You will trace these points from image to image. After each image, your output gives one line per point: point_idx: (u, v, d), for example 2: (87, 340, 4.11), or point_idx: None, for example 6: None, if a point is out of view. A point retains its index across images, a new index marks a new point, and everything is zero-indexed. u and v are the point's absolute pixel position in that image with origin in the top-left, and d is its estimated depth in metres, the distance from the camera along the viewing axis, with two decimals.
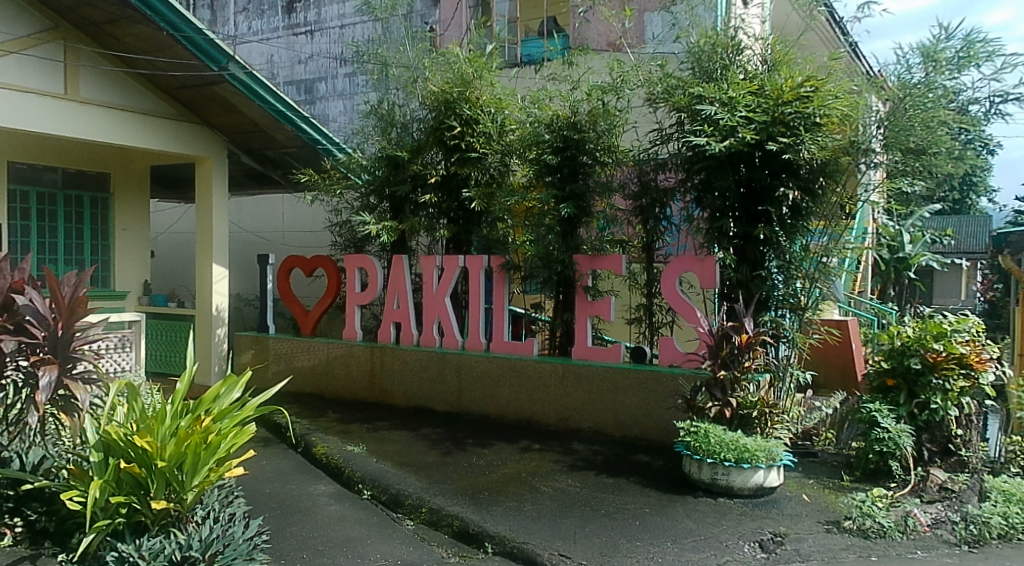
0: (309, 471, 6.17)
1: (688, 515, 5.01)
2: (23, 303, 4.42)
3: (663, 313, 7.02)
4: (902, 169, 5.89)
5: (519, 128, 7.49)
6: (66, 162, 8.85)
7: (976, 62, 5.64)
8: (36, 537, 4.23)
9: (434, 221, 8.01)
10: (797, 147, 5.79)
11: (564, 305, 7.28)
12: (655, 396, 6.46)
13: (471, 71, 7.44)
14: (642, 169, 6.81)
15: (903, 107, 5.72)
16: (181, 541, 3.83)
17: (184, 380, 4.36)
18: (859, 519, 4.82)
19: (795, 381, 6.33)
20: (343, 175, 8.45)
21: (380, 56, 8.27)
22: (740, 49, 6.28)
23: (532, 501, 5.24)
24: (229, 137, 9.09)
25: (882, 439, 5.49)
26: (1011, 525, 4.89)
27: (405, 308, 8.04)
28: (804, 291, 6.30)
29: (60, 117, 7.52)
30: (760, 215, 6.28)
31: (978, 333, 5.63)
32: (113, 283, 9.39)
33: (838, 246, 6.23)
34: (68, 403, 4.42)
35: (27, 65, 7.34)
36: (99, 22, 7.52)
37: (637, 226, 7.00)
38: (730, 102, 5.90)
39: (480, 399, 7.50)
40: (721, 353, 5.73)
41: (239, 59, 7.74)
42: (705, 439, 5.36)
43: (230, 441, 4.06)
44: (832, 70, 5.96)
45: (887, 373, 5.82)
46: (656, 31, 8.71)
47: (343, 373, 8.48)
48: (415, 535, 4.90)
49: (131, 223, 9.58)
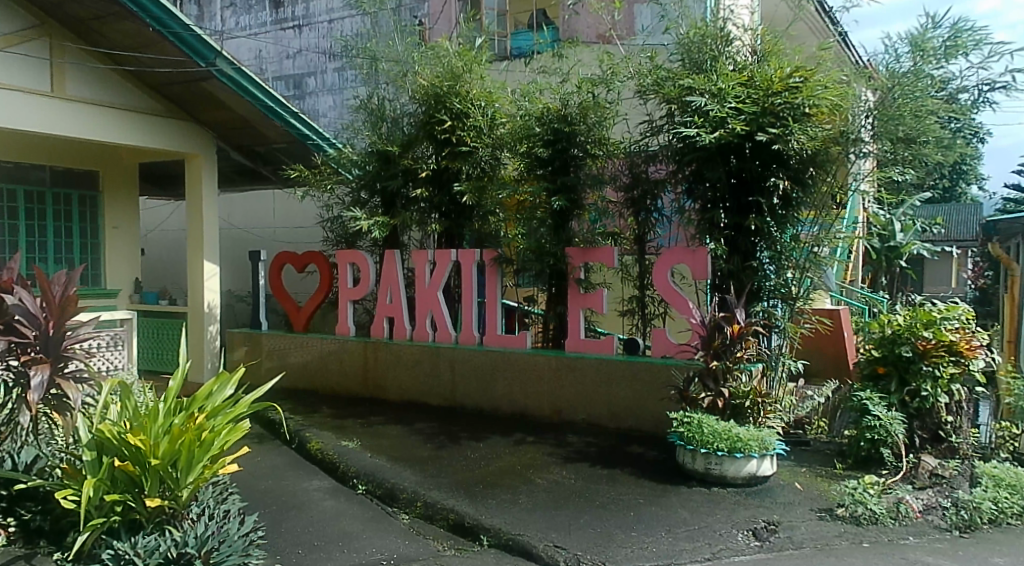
0: (303, 467, 6.16)
1: (682, 505, 5.03)
2: (12, 302, 4.38)
3: (655, 305, 7.06)
4: (892, 158, 5.92)
5: (508, 121, 7.46)
6: (54, 160, 8.79)
7: (964, 51, 5.73)
8: (31, 536, 4.22)
9: (425, 216, 7.98)
10: (786, 138, 5.79)
11: (557, 297, 7.31)
12: (650, 387, 6.48)
13: (460, 65, 7.39)
14: (633, 160, 6.81)
15: (892, 97, 5.77)
16: (176, 538, 3.83)
17: (177, 376, 4.32)
18: (851, 507, 4.87)
19: (787, 370, 6.40)
20: (334, 170, 8.38)
21: (369, 51, 8.28)
22: (729, 40, 6.24)
23: (527, 494, 5.26)
24: (218, 133, 9.05)
25: (873, 427, 5.52)
26: (1001, 509, 4.93)
27: (398, 303, 8.03)
28: (794, 281, 6.36)
29: (47, 116, 7.46)
30: (750, 206, 6.30)
31: (968, 321, 5.69)
32: (103, 282, 9.33)
33: (829, 237, 6.29)
34: (60, 402, 4.42)
35: (12, 64, 7.28)
36: (85, 19, 7.47)
37: (628, 219, 7.03)
38: (718, 94, 5.92)
39: (474, 393, 7.52)
40: (712, 344, 5.75)
41: (228, 55, 7.71)
42: (698, 430, 5.37)
43: (223, 438, 4.02)
44: (820, 61, 5.98)
45: (877, 361, 5.86)
46: (645, 22, 8.77)
47: (338, 369, 8.48)
48: (410, 529, 4.91)
49: (120, 221, 9.51)
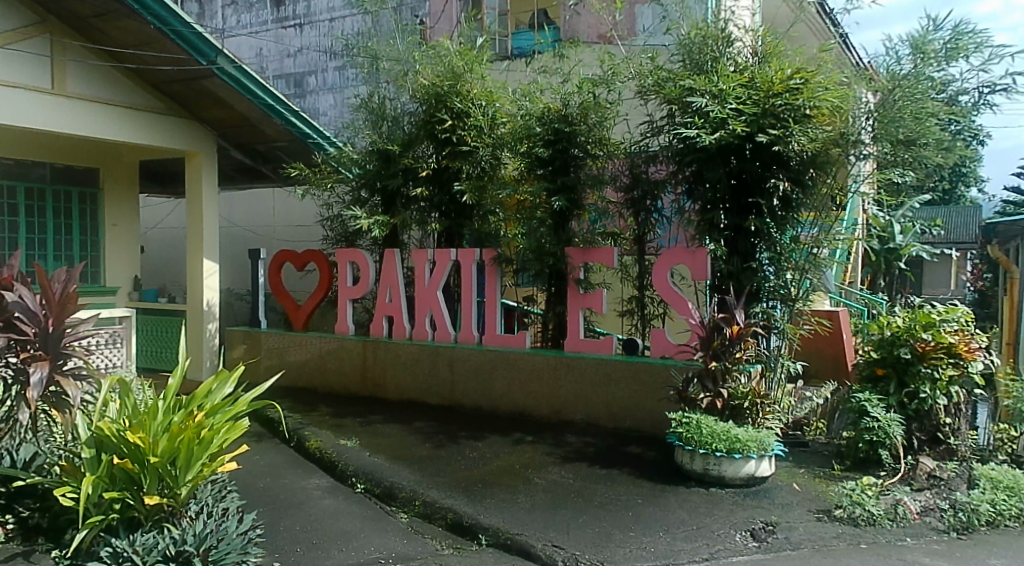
0: (302, 466, 6.16)
1: (680, 505, 5.04)
2: (12, 299, 4.38)
3: (654, 305, 7.07)
4: (891, 161, 5.93)
5: (509, 121, 7.46)
6: (54, 156, 8.79)
7: (965, 53, 5.74)
8: (29, 533, 4.22)
9: (426, 215, 7.99)
10: (786, 139, 5.79)
11: (556, 297, 7.31)
12: (648, 388, 6.49)
13: (460, 64, 7.38)
14: (633, 161, 6.83)
15: (892, 99, 5.78)
16: (175, 536, 3.83)
17: (176, 375, 4.31)
18: (849, 508, 4.87)
19: (786, 371, 6.41)
20: (334, 170, 8.38)
21: (370, 50, 8.29)
22: (730, 40, 6.24)
23: (526, 493, 5.26)
24: (219, 131, 9.04)
25: (871, 429, 5.53)
26: (999, 511, 4.94)
27: (397, 302, 8.03)
28: (793, 283, 6.36)
29: (48, 113, 7.46)
30: (750, 207, 6.31)
31: (967, 323, 5.69)
32: (103, 279, 9.34)
33: (829, 238, 6.27)
34: (60, 399, 4.41)
35: (13, 61, 7.28)
36: (86, 16, 7.46)
37: (628, 219, 7.04)
38: (720, 95, 5.92)
39: (473, 392, 7.52)
40: (712, 345, 5.75)
41: (228, 53, 7.69)
42: (697, 430, 5.38)
43: (223, 436, 4.05)
44: (821, 62, 5.99)
45: (876, 363, 5.86)
46: (646, 23, 8.78)
47: (337, 367, 8.48)
48: (409, 528, 4.91)
49: (120, 218, 9.51)
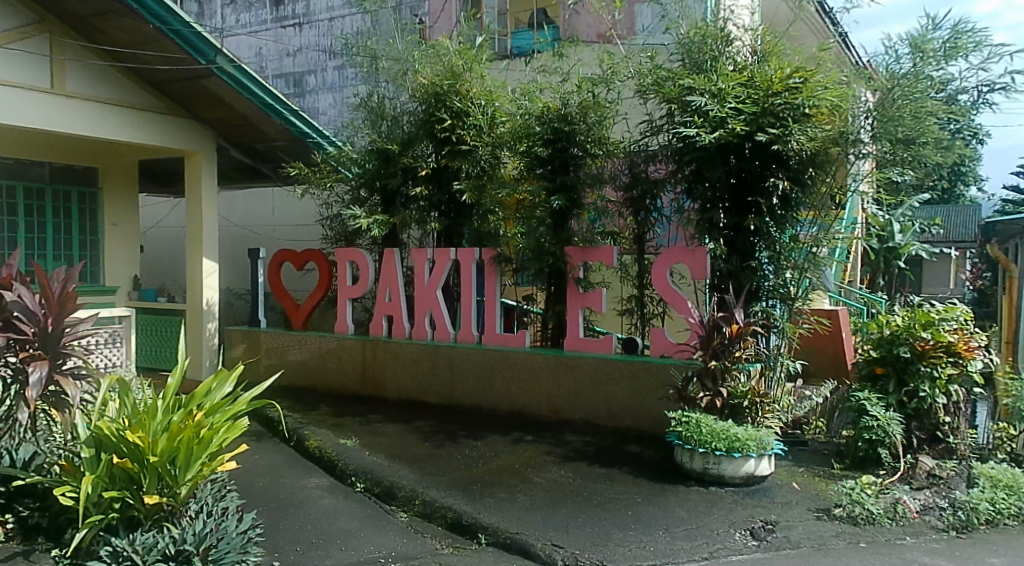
0: (301, 465, 6.17)
1: (679, 504, 5.04)
2: (12, 299, 4.39)
3: (653, 304, 7.08)
4: (891, 160, 5.92)
5: (508, 120, 7.46)
6: (53, 156, 8.79)
7: (964, 52, 5.74)
8: (29, 533, 4.23)
9: (425, 214, 7.95)
10: (786, 138, 5.80)
11: (555, 296, 7.31)
12: (648, 387, 6.49)
13: (460, 63, 7.38)
14: (632, 160, 6.83)
15: (892, 98, 5.77)
16: (174, 535, 3.82)
17: (175, 374, 4.31)
18: (848, 506, 4.88)
19: (785, 370, 6.42)
20: (333, 169, 8.37)
21: (369, 49, 8.29)
22: (729, 40, 6.24)
23: (526, 492, 5.26)
24: (218, 130, 9.04)
25: (871, 428, 5.53)
26: (998, 510, 4.95)
27: (397, 301, 8.03)
28: (793, 282, 6.36)
29: (47, 112, 7.46)
30: (749, 206, 6.31)
31: (966, 321, 5.69)
32: (102, 278, 9.33)
33: (828, 237, 6.27)
34: (59, 399, 4.40)
35: (12, 60, 7.27)
36: (85, 16, 7.46)
37: (627, 218, 7.05)
38: (719, 94, 5.92)
39: (473, 392, 7.52)
40: (711, 344, 5.76)
41: (228, 52, 7.68)
42: (696, 429, 5.38)
43: (222, 436, 4.05)
44: (820, 61, 5.99)
45: (876, 362, 5.85)
46: (645, 22, 8.79)
47: (336, 366, 8.48)
48: (408, 527, 4.91)
49: (119, 217, 9.50)
